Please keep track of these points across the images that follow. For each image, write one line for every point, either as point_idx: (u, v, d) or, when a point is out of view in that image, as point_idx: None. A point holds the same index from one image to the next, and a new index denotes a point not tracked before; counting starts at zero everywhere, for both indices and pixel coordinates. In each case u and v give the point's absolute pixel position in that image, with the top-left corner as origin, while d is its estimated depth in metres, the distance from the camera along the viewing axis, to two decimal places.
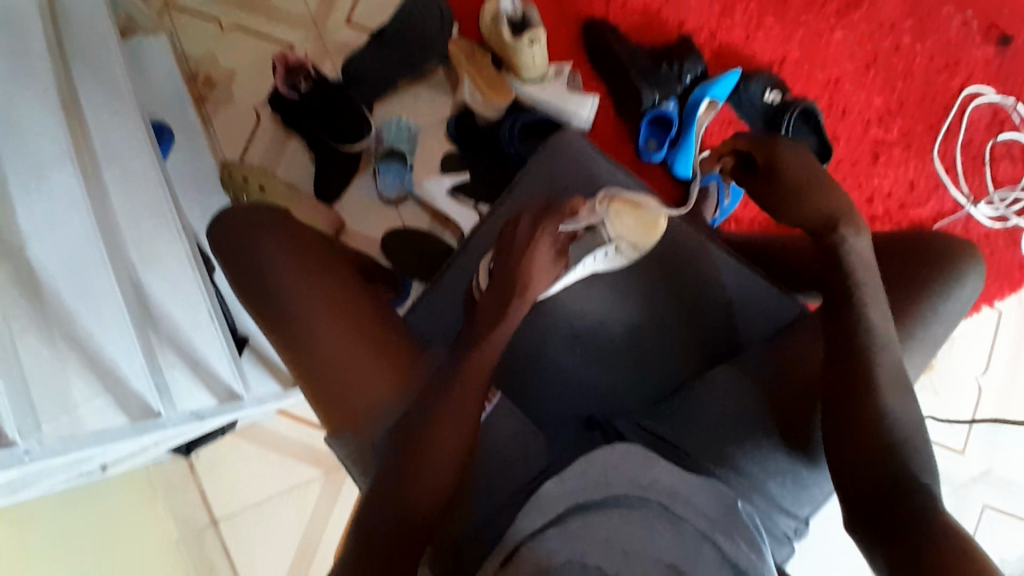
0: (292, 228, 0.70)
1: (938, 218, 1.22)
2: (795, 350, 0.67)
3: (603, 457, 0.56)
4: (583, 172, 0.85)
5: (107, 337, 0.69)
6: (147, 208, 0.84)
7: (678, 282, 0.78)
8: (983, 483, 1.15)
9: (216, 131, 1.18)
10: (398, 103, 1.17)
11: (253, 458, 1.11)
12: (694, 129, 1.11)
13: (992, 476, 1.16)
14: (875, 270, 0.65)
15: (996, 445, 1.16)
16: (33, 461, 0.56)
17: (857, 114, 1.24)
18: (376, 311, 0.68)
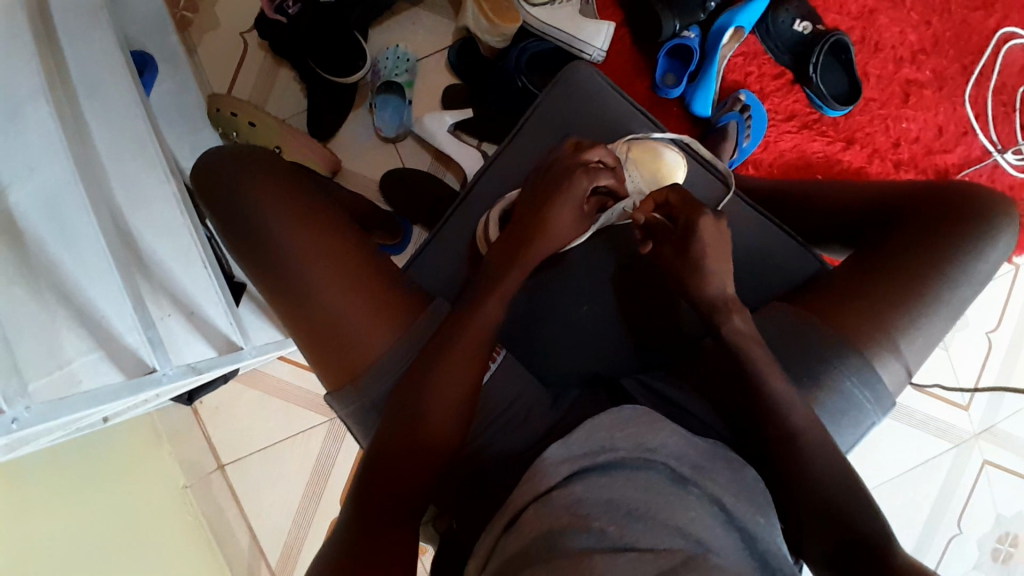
0: (278, 170, 0.66)
1: (964, 166, 1.15)
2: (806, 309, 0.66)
3: (607, 421, 0.55)
4: (597, 110, 0.79)
5: (95, 286, 0.65)
6: (132, 146, 0.80)
7: None
8: (986, 439, 1.15)
9: (202, 60, 1.10)
10: (396, 29, 1.08)
11: (256, 403, 1.11)
12: (716, 62, 1.04)
13: (995, 433, 1.15)
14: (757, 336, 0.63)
15: (1000, 402, 1.15)
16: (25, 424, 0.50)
17: (890, 50, 1.15)
18: (371, 260, 0.64)
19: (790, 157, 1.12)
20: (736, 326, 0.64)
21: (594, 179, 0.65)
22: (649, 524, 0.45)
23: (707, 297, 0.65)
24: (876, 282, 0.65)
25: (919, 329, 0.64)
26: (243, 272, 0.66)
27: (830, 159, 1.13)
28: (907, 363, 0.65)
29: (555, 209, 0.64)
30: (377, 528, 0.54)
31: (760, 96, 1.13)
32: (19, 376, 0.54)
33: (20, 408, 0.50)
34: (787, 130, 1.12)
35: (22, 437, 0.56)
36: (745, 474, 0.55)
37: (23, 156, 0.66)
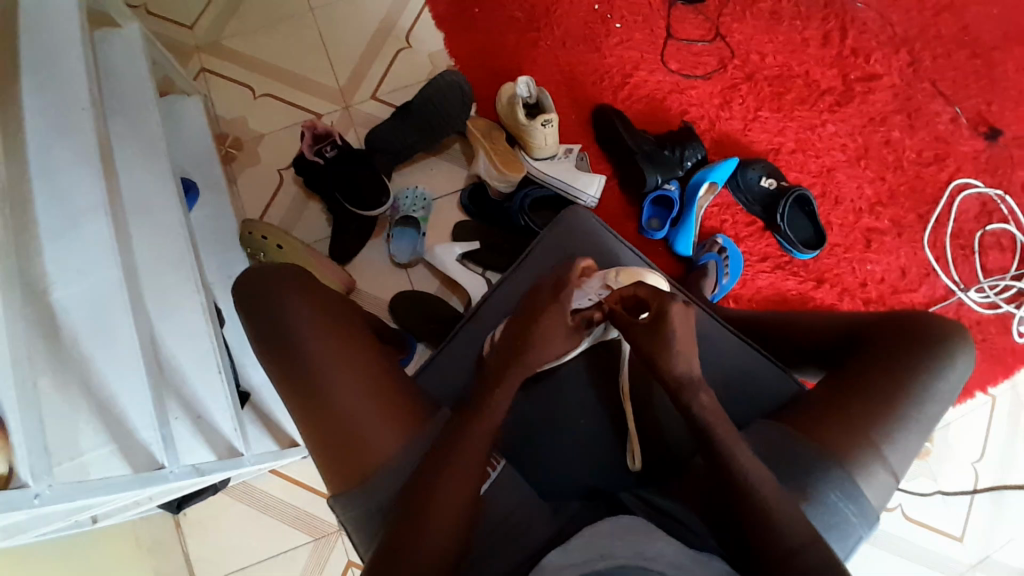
0: (307, 281, 0.73)
1: (931, 303, 1.25)
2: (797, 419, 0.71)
3: (605, 535, 0.57)
4: (590, 245, 0.89)
5: (121, 385, 0.70)
6: (171, 260, 0.88)
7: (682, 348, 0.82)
8: (980, 568, 1.13)
9: (241, 191, 1.24)
10: (416, 172, 1.23)
11: (243, 515, 1.09)
12: (694, 210, 1.19)
13: (988, 561, 1.14)
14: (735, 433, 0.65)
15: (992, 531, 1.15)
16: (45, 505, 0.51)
17: (849, 203, 1.31)
18: (388, 367, 0.70)
19: (767, 293, 1.23)
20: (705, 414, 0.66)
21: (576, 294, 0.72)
22: None
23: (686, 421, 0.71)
24: (853, 401, 0.70)
25: (893, 446, 0.69)
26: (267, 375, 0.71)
27: (803, 296, 1.23)
28: (889, 475, 0.68)
29: (541, 323, 0.70)
30: None
31: (736, 240, 1.26)
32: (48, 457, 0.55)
33: (43, 485, 0.52)
34: (763, 268, 1.24)
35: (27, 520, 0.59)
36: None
37: (74, 262, 0.72)
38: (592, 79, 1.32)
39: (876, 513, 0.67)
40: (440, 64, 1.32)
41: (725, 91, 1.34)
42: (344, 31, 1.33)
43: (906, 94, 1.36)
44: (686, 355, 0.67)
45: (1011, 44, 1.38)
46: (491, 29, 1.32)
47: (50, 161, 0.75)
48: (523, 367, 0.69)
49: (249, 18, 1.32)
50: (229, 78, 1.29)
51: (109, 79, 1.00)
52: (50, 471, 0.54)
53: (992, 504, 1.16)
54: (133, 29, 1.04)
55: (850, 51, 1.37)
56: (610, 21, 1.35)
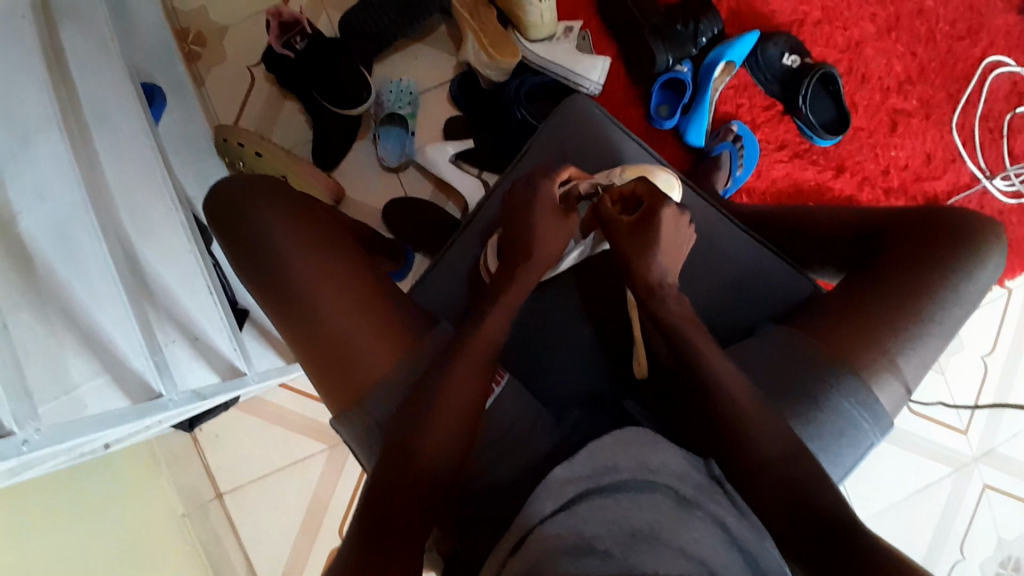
0: (285, 194, 0.67)
1: (953, 192, 1.18)
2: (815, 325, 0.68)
3: (609, 444, 0.56)
4: (596, 137, 0.81)
5: (102, 311, 0.67)
6: (140, 173, 0.81)
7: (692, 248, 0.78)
8: (985, 461, 1.16)
9: (209, 93, 1.14)
10: (400, 63, 1.12)
11: (257, 430, 1.12)
12: (707, 94, 1.08)
13: (994, 455, 1.16)
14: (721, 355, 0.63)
15: (998, 425, 1.16)
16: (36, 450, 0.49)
17: (877, 81, 1.19)
18: (380, 284, 0.66)
19: (782, 184, 1.15)
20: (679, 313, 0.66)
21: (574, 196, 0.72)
22: (659, 549, 0.46)
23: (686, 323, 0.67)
24: (872, 304, 0.66)
25: (914, 350, 0.66)
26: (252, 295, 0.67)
27: (821, 187, 1.16)
28: (905, 382, 0.66)
29: (539, 220, 0.68)
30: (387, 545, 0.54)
31: (752, 127, 1.16)
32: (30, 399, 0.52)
33: (30, 430, 0.50)
34: (779, 158, 1.15)
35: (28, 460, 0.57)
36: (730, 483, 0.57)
37: (32, 184, 0.66)
38: None
39: (890, 420, 0.66)
40: None
41: None
42: None
43: None
44: (665, 263, 0.68)
45: None
46: None
47: None
48: (519, 275, 0.68)
49: None
50: None
51: None
52: (34, 414, 0.52)
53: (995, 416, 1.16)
54: None
55: None
56: None
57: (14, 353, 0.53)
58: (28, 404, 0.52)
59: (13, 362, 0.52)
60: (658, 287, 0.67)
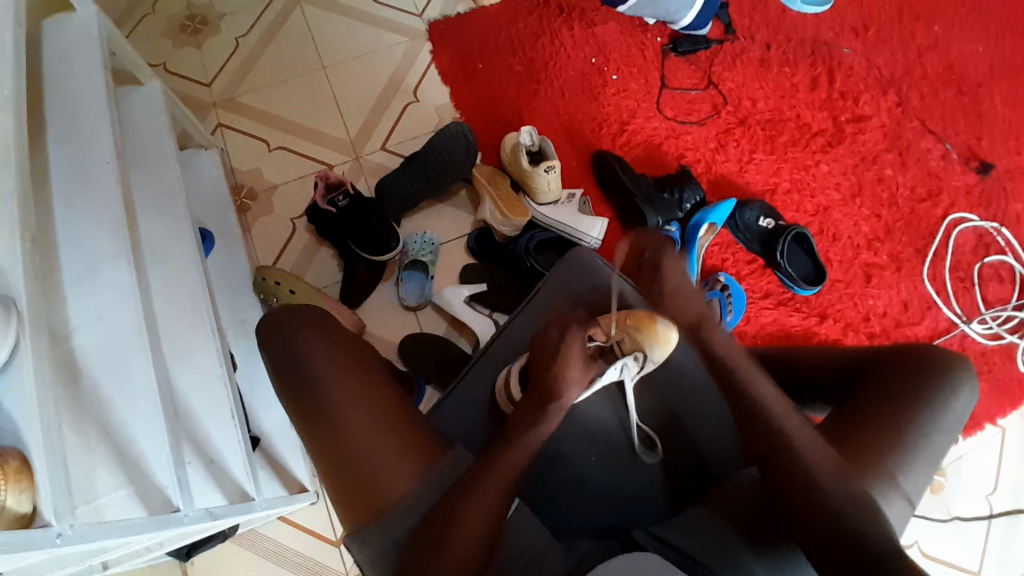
0: (325, 322, 0.76)
1: (934, 336, 1.26)
2: None
3: (618, 564, 0.59)
4: (598, 284, 0.92)
5: (137, 423, 0.71)
6: (187, 304, 0.91)
7: (691, 379, 0.83)
8: None
9: (254, 238, 1.29)
10: (423, 218, 1.28)
11: (250, 565, 1.08)
12: (695, 249, 1.22)
13: None
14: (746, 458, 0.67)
15: (1010, 566, 1.12)
16: (66, 545, 0.51)
17: (847, 240, 1.34)
18: (406, 407, 0.71)
19: (771, 329, 1.24)
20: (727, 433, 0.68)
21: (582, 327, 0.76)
22: None
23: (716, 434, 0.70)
24: (860, 431, 0.71)
25: (906, 475, 0.69)
26: (289, 418, 0.72)
27: (807, 331, 1.25)
28: (904, 509, 0.68)
29: (563, 358, 0.72)
30: None
31: (738, 276, 1.29)
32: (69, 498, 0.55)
33: (66, 525, 0.52)
34: (765, 305, 1.26)
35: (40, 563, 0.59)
36: None
37: (95, 306, 0.75)
38: (591, 126, 1.38)
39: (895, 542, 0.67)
40: (446, 115, 1.39)
41: (720, 134, 1.40)
42: (356, 86, 1.40)
43: (897, 133, 1.41)
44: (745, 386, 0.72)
45: (996, 83, 1.44)
46: (495, 81, 1.40)
47: (76, 215, 0.80)
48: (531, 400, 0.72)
49: (265, 76, 1.40)
50: (244, 131, 1.36)
51: (132, 133, 1.06)
52: (73, 511, 0.54)
53: (1008, 528, 1.14)
54: (155, 86, 1.10)
55: (839, 94, 1.43)
56: (606, 72, 1.42)
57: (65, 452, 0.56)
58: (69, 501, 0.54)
59: (62, 460, 0.55)
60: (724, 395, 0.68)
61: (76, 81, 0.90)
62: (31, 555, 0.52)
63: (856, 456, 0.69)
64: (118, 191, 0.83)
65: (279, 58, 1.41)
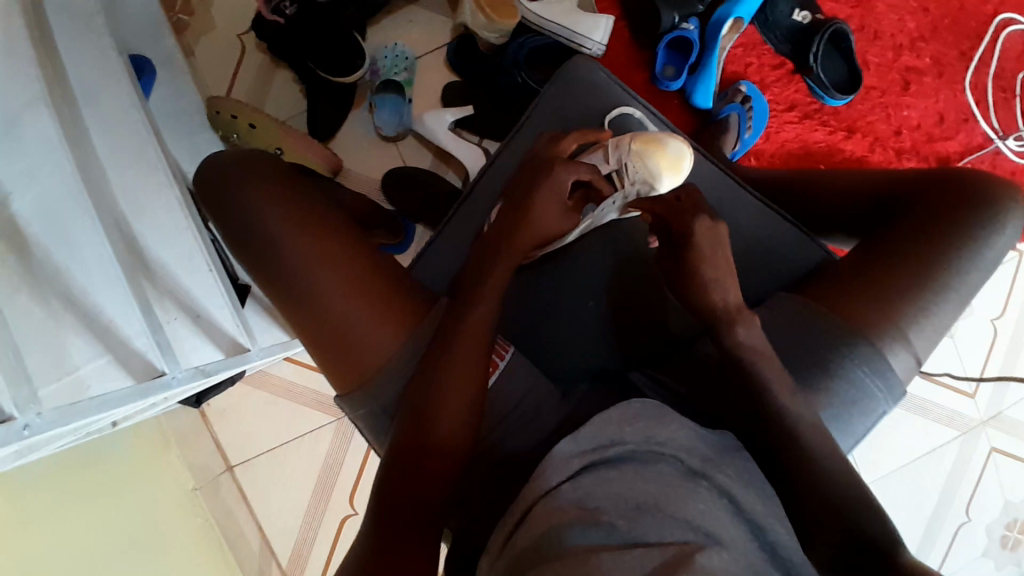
0: (276, 172, 0.65)
1: (965, 153, 1.14)
2: (833, 297, 0.66)
3: (613, 416, 0.55)
4: (596, 102, 0.79)
5: (100, 293, 0.65)
6: (133, 151, 0.79)
7: None
8: (991, 423, 1.15)
9: (200, 64, 1.10)
10: (394, 28, 1.08)
11: (264, 405, 1.13)
12: (715, 53, 1.03)
13: (1000, 416, 1.15)
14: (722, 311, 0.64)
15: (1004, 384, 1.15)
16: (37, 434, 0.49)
17: (889, 38, 1.15)
18: (379, 263, 0.64)
19: (792, 147, 1.12)
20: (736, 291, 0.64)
21: (572, 171, 0.65)
22: (658, 517, 0.46)
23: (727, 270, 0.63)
24: (886, 269, 0.65)
25: (930, 318, 0.64)
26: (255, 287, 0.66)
27: (831, 149, 1.12)
28: (915, 352, 0.65)
29: (544, 198, 0.65)
30: (399, 534, 0.54)
31: (760, 87, 1.13)
32: (30, 385, 0.52)
33: (31, 415, 0.49)
34: (787, 120, 1.12)
35: (32, 443, 0.57)
36: (737, 448, 0.56)
37: (23, 164, 0.65)
38: None
39: (900, 392, 0.65)
40: None
41: None
42: None
43: None
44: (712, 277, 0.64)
45: None
46: None
47: None
48: (520, 240, 0.65)
49: None
50: None
51: None
52: (35, 399, 0.51)
53: (1003, 358, 1.15)
54: None
55: None
56: None
57: (12, 342, 0.53)
58: (28, 389, 0.51)
59: (10, 351, 0.52)
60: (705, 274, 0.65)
61: None
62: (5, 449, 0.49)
63: (879, 300, 0.64)
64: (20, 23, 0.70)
65: None
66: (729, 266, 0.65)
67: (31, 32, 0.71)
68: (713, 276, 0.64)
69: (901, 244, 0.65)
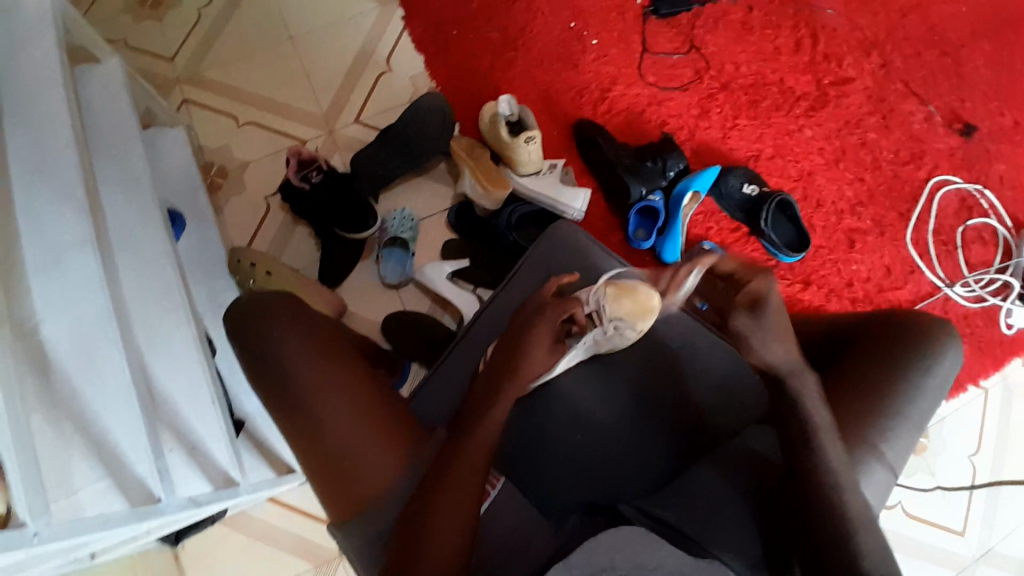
0: (296, 311, 0.72)
1: (916, 300, 1.27)
2: None
3: (603, 542, 0.57)
4: (581, 257, 0.90)
5: (111, 415, 0.69)
6: (160, 291, 0.88)
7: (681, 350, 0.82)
8: (985, 560, 1.13)
9: (227, 219, 1.24)
10: (402, 193, 1.25)
11: (242, 551, 1.08)
12: (678, 219, 1.20)
13: (994, 553, 1.14)
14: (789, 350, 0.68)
15: (993, 522, 1.15)
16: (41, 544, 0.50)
17: (830, 205, 1.33)
18: (381, 387, 0.70)
19: None
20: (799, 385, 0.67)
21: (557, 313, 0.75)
22: None
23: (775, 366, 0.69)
24: (848, 401, 0.71)
25: (889, 442, 0.70)
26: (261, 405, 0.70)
27: (792, 299, 1.25)
28: (890, 466, 0.70)
29: (535, 332, 0.73)
30: None
31: (722, 245, 1.28)
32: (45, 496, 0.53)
33: (40, 524, 0.50)
34: None
35: (21, 563, 0.56)
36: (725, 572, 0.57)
37: (60, 296, 0.71)
38: (571, 95, 1.34)
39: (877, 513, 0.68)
40: (422, 85, 1.33)
41: (703, 99, 1.37)
42: (325, 57, 1.34)
43: (880, 97, 1.39)
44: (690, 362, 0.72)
45: (978, 43, 1.43)
46: (471, 48, 1.34)
47: (36, 198, 0.75)
48: (515, 377, 0.71)
49: (229, 47, 1.33)
50: (209, 107, 1.30)
51: (91, 113, 1.00)
52: (46, 510, 0.52)
53: (989, 500, 1.16)
54: (114, 61, 1.04)
55: (822, 57, 1.41)
56: (587, 37, 1.38)
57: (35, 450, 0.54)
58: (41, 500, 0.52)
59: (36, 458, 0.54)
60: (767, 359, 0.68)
61: (29, 60, 0.84)
62: (4, 559, 0.49)
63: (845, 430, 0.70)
64: (84, 181, 0.81)
65: (242, 28, 1.35)
66: (786, 326, 0.69)
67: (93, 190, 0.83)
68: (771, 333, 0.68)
69: (853, 374, 0.73)
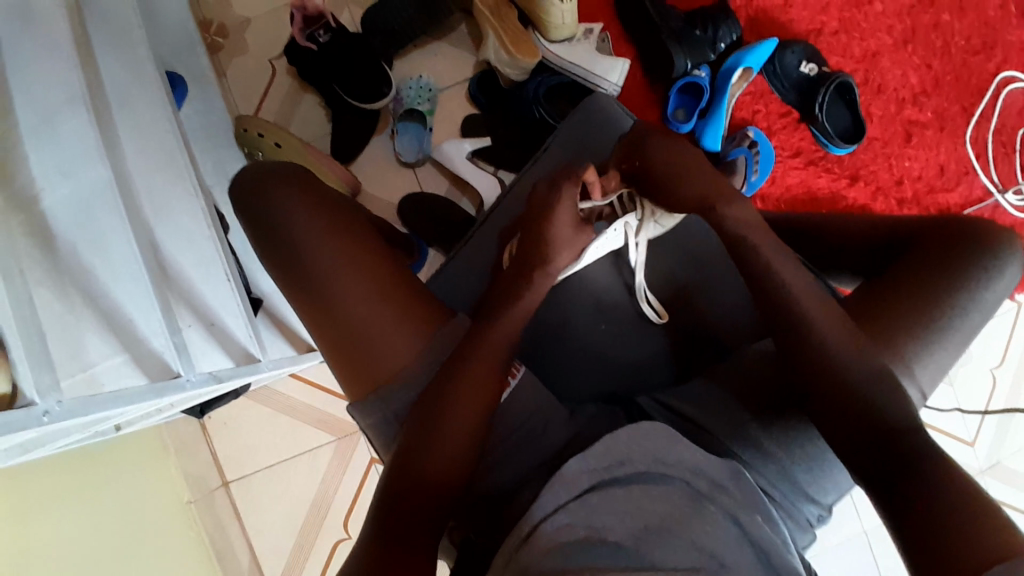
0: (309, 185, 0.68)
1: (965, 205, 1.17)
2: None
3: (625, 435, 0.56)
4: (616, 135, 0.82)
5: (123, 290, 0.68)
6: (164, 162, 0.82)
7: (714, 244, 0.79)
8: (991, 473, 1.15)
9: (230, 84, 1.15)
10: (420, 59, 1.14)
11: (265, 419, 1.13)
12: (725, 100, 1.09)
13: (1000, 466, 1.15)
14: (707, 181, 0.70)
15: (1004, 437, 1.16)
16: (52, 422, 0.50)
17: (892, 92, 1.19)
18: (402, 274, 0.67)
19: (796, 191, 1.15)
20: (737, 215, 0.67)
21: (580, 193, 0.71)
22: (672, 543, 0.49)
23: (691, 198, 0.68)
24: (890, 310, 0.66)
25: (931, 358, 0.66)
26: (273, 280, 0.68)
27: (835, 194, 1.16)
28: (919, 388, 0.66)
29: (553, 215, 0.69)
30: (402, 539, 0.56)
31: (768, 132, 1.17)
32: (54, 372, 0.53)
33: (52, 402, 0.50)
34: (795, 164, 1.16)
35: (46, 434, 0.59)
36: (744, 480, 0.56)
37: (57, 162, 0.67)
38: None
39: None
40: None
41: None
42: None
43: None
44: (699, 180, 0.69)
45: None
46: None
47: (18, 51, 0.67)
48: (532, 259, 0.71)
49: None
50: None
51: None
52: (56, 387, 0.52)
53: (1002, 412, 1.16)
54: None
55: None
56: None
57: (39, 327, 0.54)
58: (49, 377, 0.53)
59: (37, 335, 0.53)
60: (715, 206, 0.68)
61: None
62: (20, 435, 0.50)
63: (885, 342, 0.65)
64: (70, 38, 0.74)
65: None
66: (695, 161, 0.71)
67: (79, 44, 0.75)
68: (683, 169, 0.70)
69: (902, 286, 0.67)
